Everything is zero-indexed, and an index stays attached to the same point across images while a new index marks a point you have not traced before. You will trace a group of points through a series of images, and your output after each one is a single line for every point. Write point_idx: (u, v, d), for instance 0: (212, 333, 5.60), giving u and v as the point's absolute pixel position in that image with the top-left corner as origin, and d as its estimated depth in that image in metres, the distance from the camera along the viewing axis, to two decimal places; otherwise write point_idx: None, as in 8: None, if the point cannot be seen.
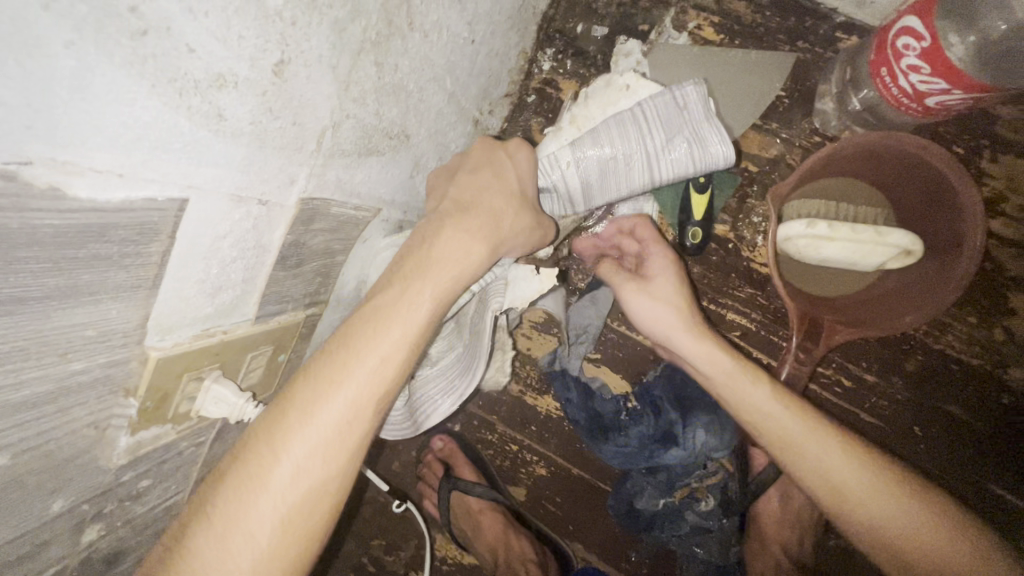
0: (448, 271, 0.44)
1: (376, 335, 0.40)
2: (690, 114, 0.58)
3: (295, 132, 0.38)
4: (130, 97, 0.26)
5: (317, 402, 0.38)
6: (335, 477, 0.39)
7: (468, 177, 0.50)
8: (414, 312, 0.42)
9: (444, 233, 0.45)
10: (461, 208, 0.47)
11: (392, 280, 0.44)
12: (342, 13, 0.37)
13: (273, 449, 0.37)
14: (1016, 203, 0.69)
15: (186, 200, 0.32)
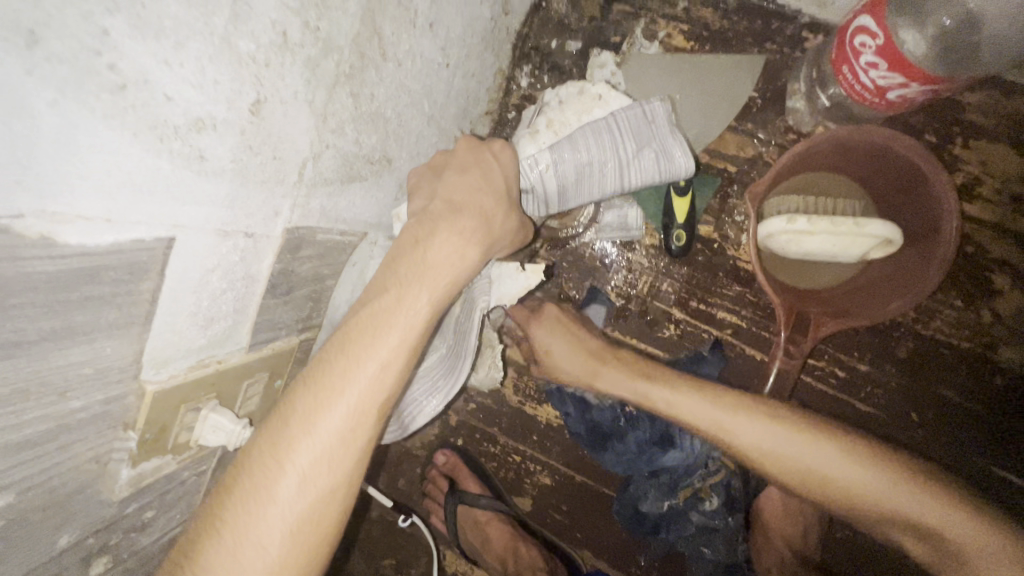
0: (443, 274, 0.45)
1: (375, 341, 0.41)
2: (658, 126, 0.61)
3: (276, 166, 0.40)
4: (113, 147, 0.27)
5: (320, 411, 0.39)
6: (341, 483, 0.40)
7: (450, 178, 0.50)
8: (410, 317, 0.43)
9: (432, 236, 0.46)
10: (446, 209, 0.48)
11: (386, 285, 0.44)
12: (314, 50, 0.39)
13: (277, 461, 0.38)
14: (991, 186, 0.71)
15: (173, 238, 0.34)
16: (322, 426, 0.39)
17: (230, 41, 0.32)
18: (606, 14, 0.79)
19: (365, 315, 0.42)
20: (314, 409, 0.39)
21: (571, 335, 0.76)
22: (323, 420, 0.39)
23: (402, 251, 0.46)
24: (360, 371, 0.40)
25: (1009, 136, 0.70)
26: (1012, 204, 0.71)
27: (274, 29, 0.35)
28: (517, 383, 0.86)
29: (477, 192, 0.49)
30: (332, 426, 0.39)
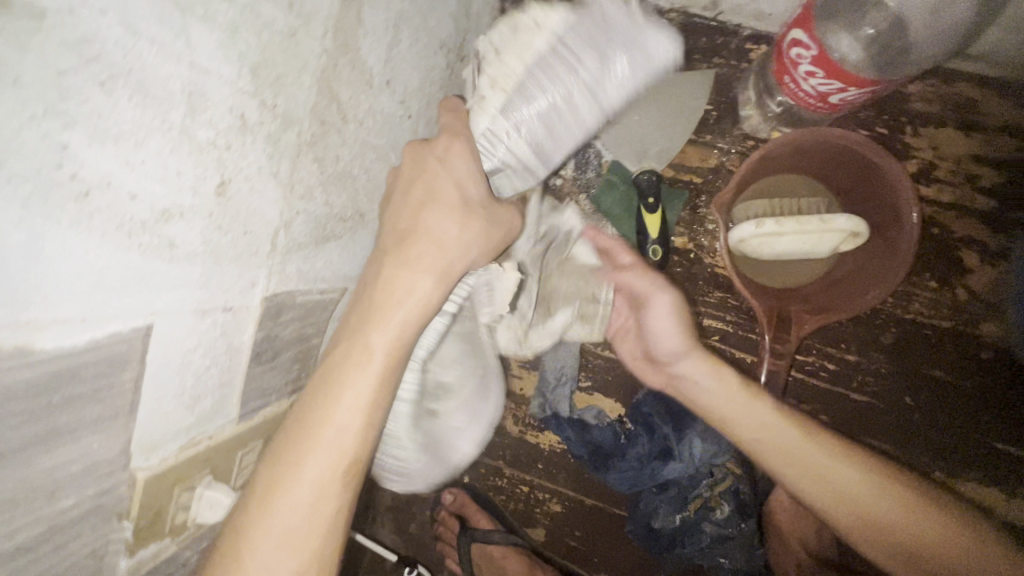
0: (393, 317, 0.44)
1: (329, 407, 0.41)
2: (621, 20, 0.51)
3: (248, 240, 0.41)
4: (82, 250, 0.28)
5: (279, 486, 0.40)
6: (313, 557, 0.41)
7: (408, 201, 0.49)
8: (360, 372, 0.43)
9: (380, 275, 0.46)
10: (398, 242, 0.47)
11: (341, 337, 0.45)
12: (273, 126, 0.41)
13: (244, 546, 0.39)
14: (945, 169, 0.73)
15: (150, 325, 0.35)
16: (290, 498, 0.40)
17: (188, 133, 0.33)
18: None
19: (323, 375, 0.43)
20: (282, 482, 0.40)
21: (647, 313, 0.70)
22: (286, 494, 0.40)
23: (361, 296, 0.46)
24: (319, 436, 0.41)
25: (955, 119, 0.73)
26: (968, 183, 0.73)
27: (231, 114, 0.36)
28: (516, 413, 0.86)
29: (433, 211, 0.48)
30: (301, 495, 0.40)
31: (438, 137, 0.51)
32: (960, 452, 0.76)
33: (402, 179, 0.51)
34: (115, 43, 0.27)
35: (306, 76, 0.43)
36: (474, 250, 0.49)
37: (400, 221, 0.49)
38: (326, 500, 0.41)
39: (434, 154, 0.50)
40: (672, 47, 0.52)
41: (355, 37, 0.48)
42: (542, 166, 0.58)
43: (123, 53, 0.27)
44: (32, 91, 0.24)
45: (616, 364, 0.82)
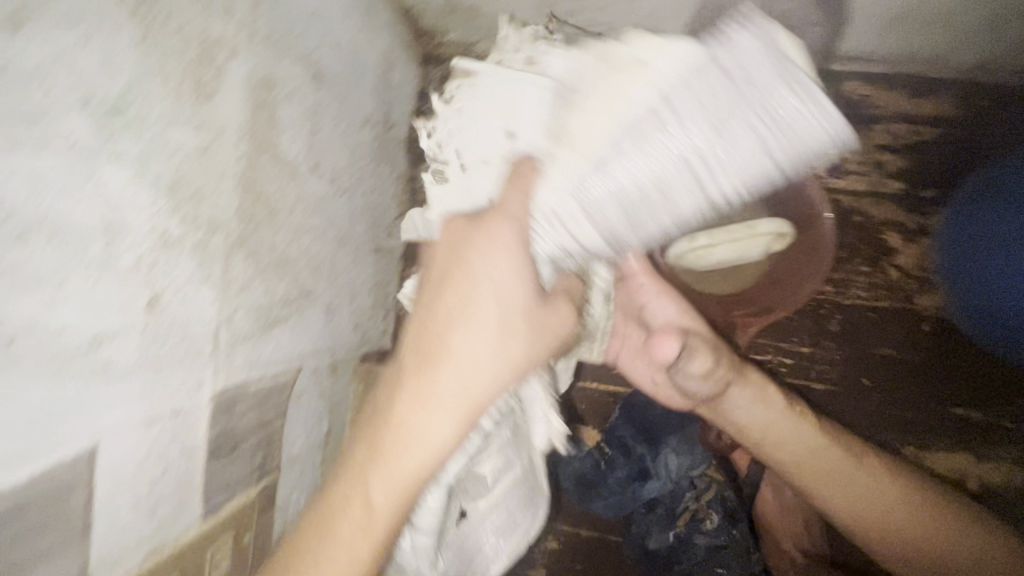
0: (408, 457, 0.43)
1: (328, 544, 0.42)
2: (747, 101, 0.40)
3: (187, 344, 0.43)
4: (16, 390, 0.30)
5: None
6: None
7: (445, 294, 0.44)
8: (361, 513, 0.43)
9: (394, 407, 0.43)
10: (419, 362, 0.43)
11: (351, 464, 0.44)
12: (199, 234, 0.43)
13: None
14: (853, 161, 0.78)
15: (97, 444, 0.36)
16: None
17: (111, 261, 0.35)
18: None
19: (331, 506, 0.43)
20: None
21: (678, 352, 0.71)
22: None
23: (372, 422, 0.44)
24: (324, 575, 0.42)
25: (853, 115, 0.78)
26: (877, 171, 0.78)
27: (152, 234, 0.39)
28: None
29: (462, 331, 0.43)
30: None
31: (479, 219, 0.46)
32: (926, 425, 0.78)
33: (433, 267, 0.46)
34: (24, 200, 0.30)
35: (226, 182, 0.46)
36: (514, 365, 0.44)
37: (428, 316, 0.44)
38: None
39: (471, 237, 0.44)
40: (831, 119, 0.39)
41: (273, 135, 0.52)
42: (611, 252, 0.48)
43: (35, 208, 0.30)
44: None
45: (583, 393, 0.85)
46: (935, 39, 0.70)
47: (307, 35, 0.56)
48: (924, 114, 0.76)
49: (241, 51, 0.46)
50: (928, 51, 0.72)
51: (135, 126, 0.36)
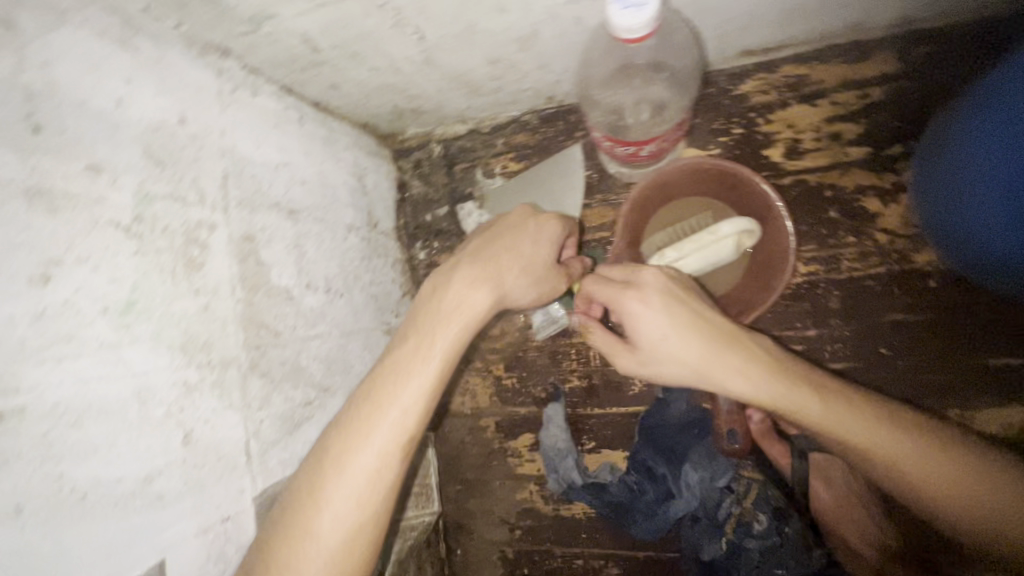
0: (455, 322, 0.62)
1: (400, 385, 0.58)
2: None
3: (222, 464, 0.54)
4: (81, 532, 0.41)
5: (352, 450, 0.55)
6: (373, 495, 0.54)
7: (499, 250, 0.67)
8: (424, 364, 0.59)
9: (445, 284, 0.65)
10: (480, 258, 0.67)
11: (408, 338, 0.62)
12: (214, 374, 0.55)
13: (353, 441, 0.55)
14: (809, 137, 0.79)
15: (163, 558, 0.47)
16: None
17: (147, 418, 0.47)
18: (452, 176, 0.98)
19: (406, 358, 0.60)
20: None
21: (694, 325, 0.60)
22: (327, 469, 0.54)
23: (438, 294, 0.64)
24: (403, 396, 0.57)
25: (796, 97, 0.79)
26: (836, 143, 0.78)
27: (176, 385, 0.50)
28: (539, 492, 0.94)
29: (510, 254, 0.67)
30: (363, 463, 0.55)
31: None
32: (962, 376, 0.74)
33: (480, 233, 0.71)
34: (75, 397, 0.42)
35: (229, 326, 0.58)
36: (518, 286, 0.68)
37: (474, 254, 0.67)
38: (413, 406, 0.57)
39: (530, 214, 0.71)
40: None
41: (263, 273, 0.64)
42: None
43: (81, 398, 0.42)
44: (28, 453, 0.38)
45: (608, 419, 0.88)
46: (839, 19, 0.70)
47: (274, 185, 0.68)
48: (867, 77, 0.76)
49: (222, 221, 0.58)
50: (841, 26, 0.72)
51: (146, 314, 0.48)
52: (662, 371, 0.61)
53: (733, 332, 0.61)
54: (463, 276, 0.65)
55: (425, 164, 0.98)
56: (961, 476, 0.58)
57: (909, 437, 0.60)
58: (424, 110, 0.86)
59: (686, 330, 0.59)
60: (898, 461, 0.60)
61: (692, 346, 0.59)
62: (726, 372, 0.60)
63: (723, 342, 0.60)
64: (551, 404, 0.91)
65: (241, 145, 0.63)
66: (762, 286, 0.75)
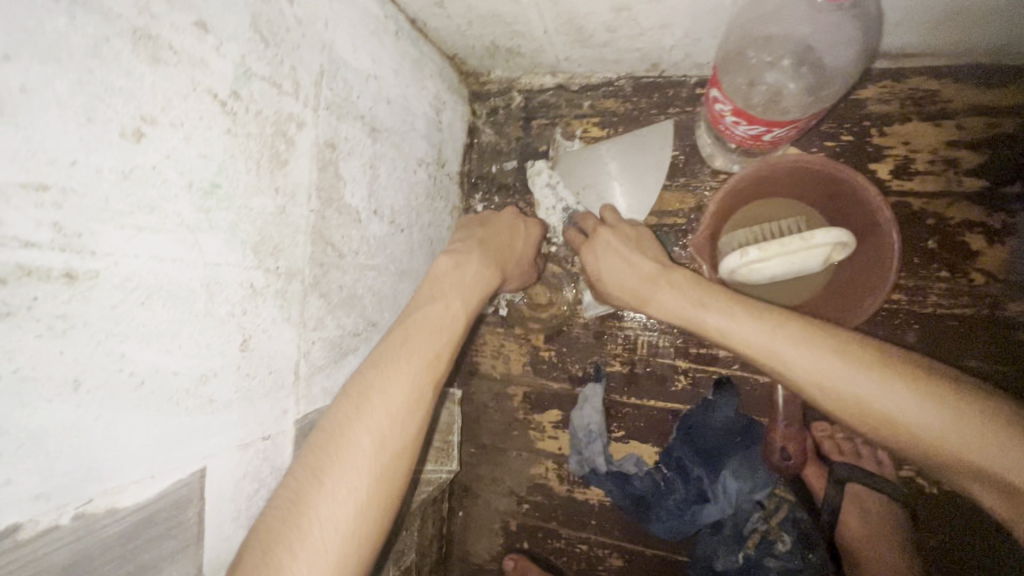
0: (474, 293, 0.64)
1: (431, 335, 0.56)
2: None
3: (273, 378, 0.50)
4: (133, 422, 0.37)
5: (387, 383, 0.51)
6: (400, 436, 0.49)
7: (499, 229, 0.75)
8: (452, 321, 0.59)
9: (467, 262, 0.66)
10: (489, 232, 0.73)
11: (435, 297, 0.60)
12: (279, 283, 0.50)
13: (387, 375, 0.51)
14: (922, 157, 0.74)
15: (204, 466, 0.43)
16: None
17: (211, 313, 0.43)
18: (528, 131, 0.92)
19: (435, 315, 0.58)
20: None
21: (621, 257, 0.70)
22: (376, 394, 0.50)
23: (460, 272, 0.64)
24: (424, 347, 0.55)
25: (919, 112, 0.74)
26: (951, 169, 0.73)
27: (243, 287, 0.46)
28: (555, 470, 0.91)
29: (508, 245, 0.74)
30: (395, 397, 0.50)
31: None
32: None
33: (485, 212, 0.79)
34: (147, 273, 0.37)
35: (300, 236, 0.53)
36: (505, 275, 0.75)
37: (488, 240, 0.71)
38: (444, 353, 0.56)
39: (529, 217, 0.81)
40: None
41: (338, 187, 0.59)
42: None
43: (153, 277, 0.38)
44: (95, 325, 0.34)
45: (644, 411, 0.85)
46: (996, 36, 0.64)
47: (362, 96, 0.62)
48: (1002, 105, 0.71)
49: (310, 121, 0.53)
50: (996, 44, 0.65)
51: (227, 201, 0.44)
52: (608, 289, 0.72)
53: (658, 267, 0.67)
54: (484, 258, 0.68)
55: (501, 112, 0.93)
56: (875, 375, 0.50)
57: (810, 334, 0.54)
58: (519, 53, 0.80)
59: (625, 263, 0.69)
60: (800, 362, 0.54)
61: (621, 272, 0.69)
62: (638, 287, 0.67)
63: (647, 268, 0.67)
64: (590, 383, 0.87)
65: (340, 44, 0.57)
66: (844, 305, 0.71)
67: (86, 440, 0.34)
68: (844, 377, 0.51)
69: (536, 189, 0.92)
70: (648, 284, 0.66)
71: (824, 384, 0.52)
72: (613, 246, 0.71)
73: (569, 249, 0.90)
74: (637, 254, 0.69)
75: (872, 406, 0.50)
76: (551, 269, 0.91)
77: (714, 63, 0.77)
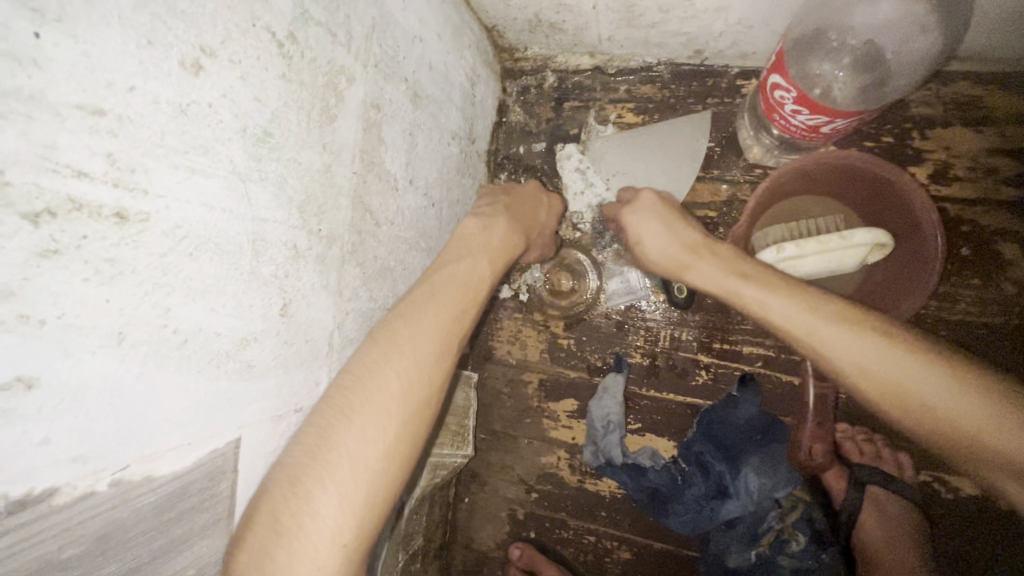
0: (502, 255, 0.57)
1: (455, 292, 0.51)
2: None
3: (309, 347, 0.47)
4: (173, 385, 0.34)
5: (407, 340, 0.46)
6: (415, 398, 0.45)
7: (521, 196, 0.65)
8: (478, 280, 0.54)
9: (496, 216, 0.59)
10: (516, 196, 0.64)
11: (462, 252, 0.54)
12: (320, 246, 0.47)
13: (409, 331, 0.46)
14: (962, 163, 0.74)
15: (238, 436, 0.40)
16: (314, 536, 0.38)
17: (256, 273, 0.40)
18: (559, 112, 0.89)
19: (463, 270, 0.53)
20: (281, 517, 0.38)
21: (663, 223, 0.62)
22: (406, 340, 0.46)
23: (487, 234, 0.57)
24: (448, 304, 0.50)
25: (962, 117, 0.73)
26: (989, 177, 0.73)
27: (287, 247, 0.43)
28: (567, 460, 0.89)
29: (531, 216, 0.65)
30: (413, 356, 0.45)
31: None
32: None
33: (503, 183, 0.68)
34: (197, 222, 0.34)
35: (342, 199, 0.50)
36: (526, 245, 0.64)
37: (514, 205, 0.62)
38: (469, 310, 0.52)
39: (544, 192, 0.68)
40: None
41: (379, 151, 0.56)
42: None
43: (203, 226, 0.34)
44: (143, 274, 0.31)
45: (663, 404, 0.84)
46: None
47: (407, 57, 0.59)
48: None
49: (359, 77, 0.50)
50: None
51: (278, 152, 0.40)
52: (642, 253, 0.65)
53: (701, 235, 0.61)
54: (510, 223, 0.60)
55: (533, 92, 0.90)
56: (917, 362, 0.47)
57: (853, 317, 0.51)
58: (561, 29, 0.77)
59: (665, 226, 0.62)
60: (842, 344, 0.50)
61: (661, 237, 0.62)
62: (677, 254, 0.61)
63: (690, 236, 0.61)
64: (610, 373, 0.85)
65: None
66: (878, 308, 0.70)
67: (125, 400, 0.31)
68: (884, 364, 0.48)
69: (565, 172, 0.89)
70: (688, 253, 0.60)
71: (861, 370, 0.49)
72: (655, 210, 0.63)
73: (595, 237, 0.87)
74: (681, 220, 0.62)
75: (911, 397, 0.47)
76: (574, 256, 0.88)
77: (761, 53, 0.75)
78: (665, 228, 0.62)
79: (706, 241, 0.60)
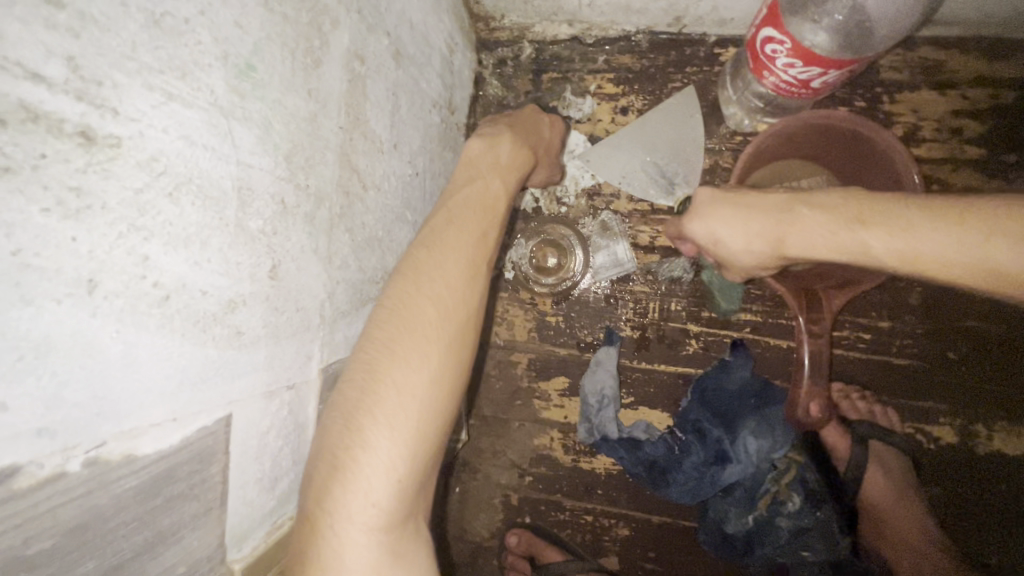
0: (512, 175, 0.52)
1: (478, 213, 0.47)
2: None
3: (300, 317, 0.43)
4: (155, 348, 0.29)
5: (436, 267, 0.43)
6: (452, 323, 0.42)
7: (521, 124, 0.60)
8: (495, 200, 0.49)
9: (500, 137, 0.54)
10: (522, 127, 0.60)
11: (473, 176, 0.50)
12: (309, 205, 0.43)
13: (435, 257, 0.43)
14: (929, 125, 0.76)
15: (230, 414, 0.35)
16: (369, 468, 0.37)
17: (242, 226, 0.35)
18: (538, 84, 0.87)
19: (478, 195, 0.49)
20: (338, 453, 0.38)
21: (744, 210, 0.52)
22: (434, 267, 0.43)
23: (495, 153, 0.52)
24: (473, 227, 0.46)
25: (928, 81, 0.76)
26: (955, 137, 0.76)
27: (274, 201, 0.38)
28: (562, 440, 0.87)
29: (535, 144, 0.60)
30: (444, 281, 0.42)
31: None
32: (1001, 387, 0.74)
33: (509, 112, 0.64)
34: (178, 156, 0.29)
35: (328, 154, 0.45)
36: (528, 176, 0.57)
37: (517, 125, 0.58)
38: (492, 230, 0.47)
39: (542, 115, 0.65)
40: None
41: (364, 108, 0.51)
42: None
43: (183, 163, 0.29)
44: (116, 212, 0.26)
45: (656, 376, 0.83)
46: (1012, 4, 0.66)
47: (388, 10, 0.55)
48: (1001, 77, 0.75)
49: (343, 22, 0.46)
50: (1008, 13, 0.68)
51: (262, 90, 0.36)
52: (732, 252, 0.54)
53: (792, 209, 0.50)
54: (517, 138, 0.55)
55: (510, 64, 0.87)
56: None
57: None
58: None
59: (742, 213, 0.52)
60: None
61: (741, 223, 0.52)
62: (779, 239, 0.50)
63: (781, 214, 0.50)
64: (602, 347, 0.84)
65: None
66: None
67: (100, 362, 0.26)
68: None
69: None
70: (791, 236, 0.49)
71: None
72: (722, 201, 0.54)
73: (580, 211, 0.86)
74: (761, 202, 0.52)
75: None
76: (558, 231, 0.86)
77: (738, 19, 0.76)
78: (746, 214, 0.52)
79: (806, 212, 0.49)
